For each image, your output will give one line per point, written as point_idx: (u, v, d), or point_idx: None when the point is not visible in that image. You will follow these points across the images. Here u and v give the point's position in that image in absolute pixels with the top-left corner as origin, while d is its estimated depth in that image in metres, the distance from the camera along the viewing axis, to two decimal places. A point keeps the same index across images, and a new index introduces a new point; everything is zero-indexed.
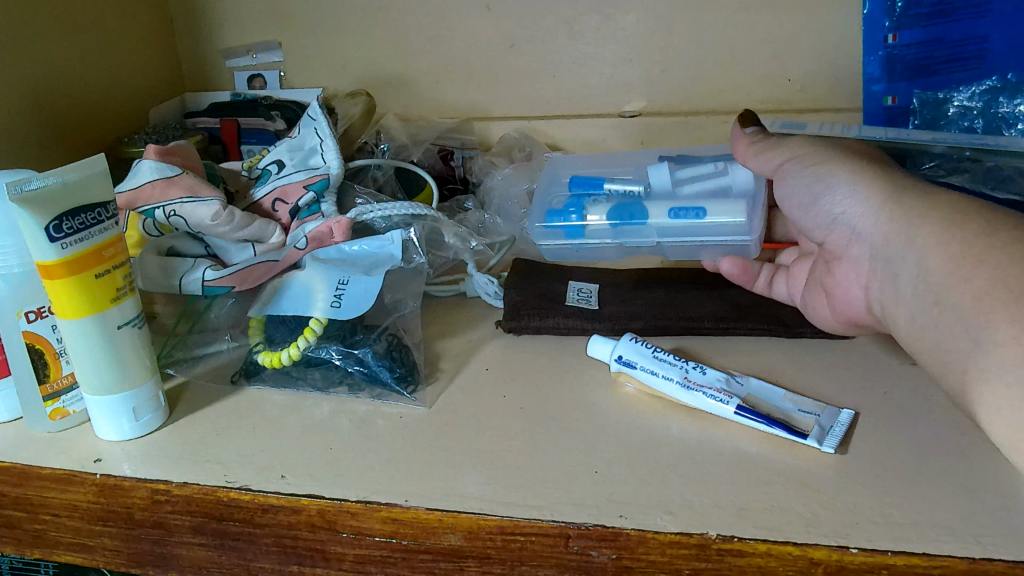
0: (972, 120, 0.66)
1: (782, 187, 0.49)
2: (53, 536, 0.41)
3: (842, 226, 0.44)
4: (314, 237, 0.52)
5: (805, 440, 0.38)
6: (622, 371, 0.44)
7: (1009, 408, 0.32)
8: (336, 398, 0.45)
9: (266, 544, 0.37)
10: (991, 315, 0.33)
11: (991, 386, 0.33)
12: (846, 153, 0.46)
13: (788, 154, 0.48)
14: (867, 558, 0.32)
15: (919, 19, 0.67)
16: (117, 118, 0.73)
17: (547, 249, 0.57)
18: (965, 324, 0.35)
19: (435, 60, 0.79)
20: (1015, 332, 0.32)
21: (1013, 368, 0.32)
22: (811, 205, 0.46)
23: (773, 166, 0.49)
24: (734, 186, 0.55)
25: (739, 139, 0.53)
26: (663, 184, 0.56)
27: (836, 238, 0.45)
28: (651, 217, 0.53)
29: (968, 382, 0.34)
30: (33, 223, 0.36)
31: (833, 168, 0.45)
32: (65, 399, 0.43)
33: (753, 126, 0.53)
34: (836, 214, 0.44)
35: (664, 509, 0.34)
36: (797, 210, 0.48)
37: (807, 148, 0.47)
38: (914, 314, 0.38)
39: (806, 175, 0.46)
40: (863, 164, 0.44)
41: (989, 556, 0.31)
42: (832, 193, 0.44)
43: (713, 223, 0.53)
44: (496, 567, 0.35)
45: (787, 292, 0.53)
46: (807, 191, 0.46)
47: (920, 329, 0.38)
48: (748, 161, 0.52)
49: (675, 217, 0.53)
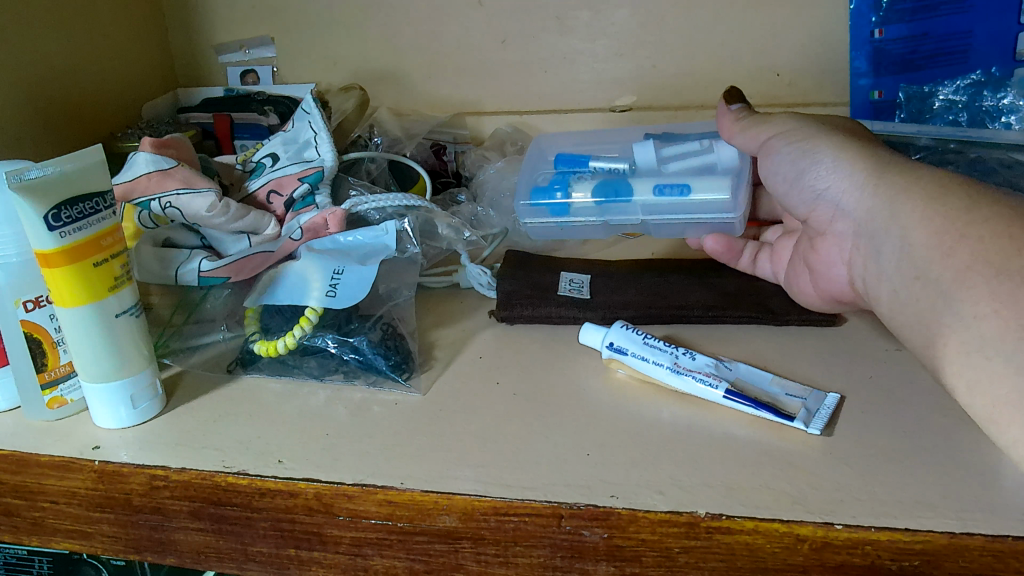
0: (956, 114, 0.67)
1: (767, 163, 0.50)
2: (51, 523, 0.42)
3: (826, 202, 0.45)
4: (309, 228, 0.54)
5: (792, 422, 0.39)
6: (613, 357, 0.45)
7: (987, 382, 0.33)
8: (331, 385, 0.46)
9: (265, 528, 0.38)
10: (971, 288, 0.34)
11: (972, 358, 0.34)
12: (831, 129, 0.47)
13: (774, 130, 0.49)
14: (851, 534, 0.33)
15: (905, 14, 0.69)
16: (110, 112, 0.73)
17: (532, 228, 0.59)
18: (945, 298, 0.36)
19: (428, 55, 0.79)
20: (995, 306, 0.33)
21: (992, 342, 0.33)
22: (796, 180, 0.47)
23: (759, 143, 0.51)
24: (720, 163, 0.56)
25: (725, 114, 0.54)
26: (648, 161, 0.57)
27: (820, 215, 0.46)
28: (636, 194, 0.54)
29: (949, 357, 0.35)
30: (32, 212, 0.37)
31: (818, 143, 0.46)
32: (62, 388, 0.43)
33: (738, 103, 0.54)
34: (820, 190, 0.45)
35: (654, 489, 0.35)
36: (782, 185, 0.49)
37: (794, 124, 0.48)
38: (898, 293, 0.39)
39: (791, 151, 0.47)
40: (848, 141, 0.45)
41: (970, 530, 0.32)
42: (816, 169, 0.45)
43: (699, 200, 0.53)
44: (491, 547, 0.36)
45: (771, 269, 0.56)
46: (794, 166, 0.47)
47: (903, 307, 0.39)
48: (733, 137, 0.53)
49: (660, 194, 0.54)
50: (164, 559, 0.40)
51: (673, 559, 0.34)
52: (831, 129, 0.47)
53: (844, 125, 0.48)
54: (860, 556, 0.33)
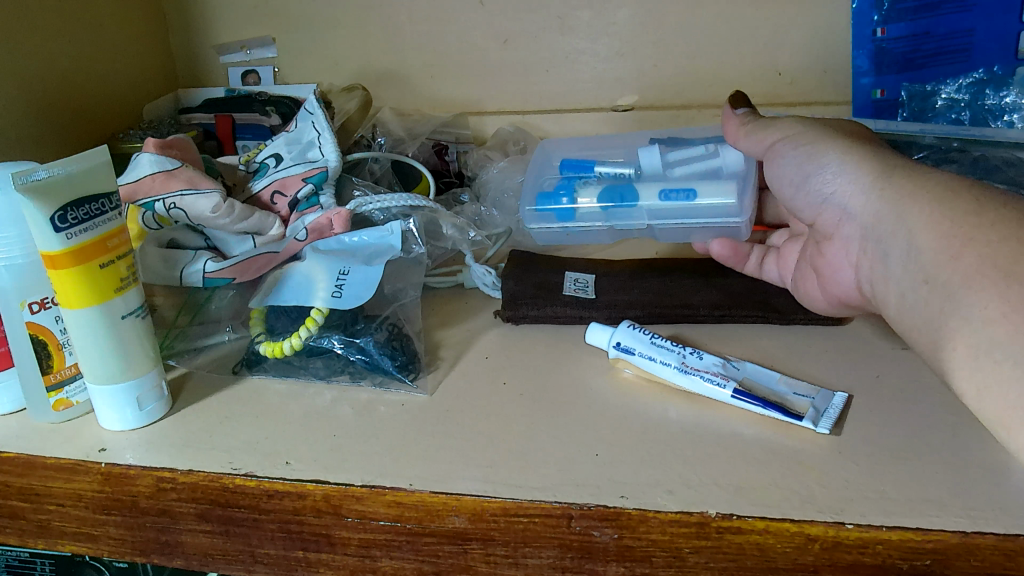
0: (958, 112, 0.68)
1: (772, 167, 0.50)
2: (57, 526, 0.41)
3: (833, 206, 0.45)
4: (314, 228, 0.53)
5: (801, 422, 0.39)
6: (620, 357, 0.45)
7: (996, 385, 0.33)
8: (337, 386, 0.46)
9: (273, 530, 0.38)
10: (980, 291, 0.34)
11: (980, 361, 0.34)
12: (838, 132, 0.47)
13: (780, 134, 0.49)
14: (862, 533, 0.33)
15: (906, 12, 0.69)
16: (112, 113, 0.73)
17: (538, 233, 0.59)
18: (953, 300, 0.36)
19: (430, 55, 0.79)
20: (1003, 309, 0.33)
21: (1001, 344, 0.33)
22: (802, 184, 0.47)
23: (764, 146, 0.51)
24: (725, 167, 0.56)
25: (731, 118, 0.54)
26: (653, 165, 0.57)
27: (827, 218, 0.46)
28: (642, 199, 0.54)
29: (957, 359, 0.35)
30: (38, 213, 0.36)
31: (824, 147, 0.46)
32: (68, 390, 0.43)
33: (743, 107, 0.54)
34: (827, 193, 0.45)
35: (663, 489, 0.35)
36: (788, 189, 0.49)
37: (800, 127, 0.48)
38: (907, 294, 0.39)
39: (797, 154, 0.47)
40: (853, 143, 0.45)
41: (981, 530, 0.32)
42: (822, 173, 0.45)
43: (704, 204, 0.54)
44: (500, 549, 0.36)
45: (777, 274, 0.55)
46: (800, 170, 0.47)
47: (911, 309, 0.39)
48: (739, 141, 0.53)
49: (666, 198, 0.54)
50: (171, 561, 0.40)
51: (683, 559, 0.34)
52: (836, 132, 0.47)
53: (849, 127, 0.48)
54: (870, 555, 0.33)
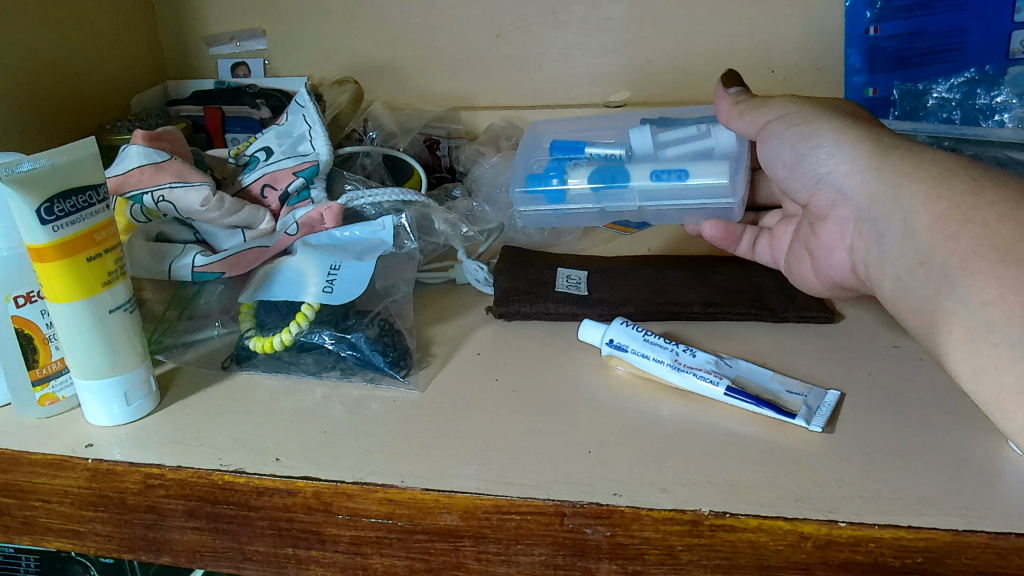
0: (950, 111, 0.69)
1: (766, 148, 0.50)
2: (42, 523, 0.41)
3: (827, 186, 0.45)
4: (305, 223, 0.53)
5: (793, 419, 0.39)
6: (612, 354, 0.45)
7: (993, 367, 0.33)
8: (328, 382, 0.46)
9: (262, 527, 0.38)
10: (977, 273, 0.34)
11: (977, 344, 0.34)
12: (832, 111, 0.46)
13: (773, 113, 0.49)
14: (855, 531, 0.33)
15: (899, 10, 0.69)
16: (99, 105, 0.72)
17: (527, 217, 0.58)
18: (949, 283, 0.36)
19: (423, 47, 0.78)
20: (1002, 292, 0.33)
21: (998, 328, 0.33)
22: (797, 164, 0.47)
23: (758, 126, 0.50)
24: (717, 148, 0.56)
25: (723, 97, 0.54)
26: (645, 146, 0.57)
27: (821, 200, 0.46)
28: (633, 179, 0.54)
29: (952, 343, 0.35)
30: (24, 206, 0.36)
31: (818, 126, 0.45)
32: (54, 385, 0.43)
33: (736, 86, 0.54)
34: (822, 173, 0.45)
35: (657, 487, 0.35)
36: (783, 169, 0.49)
37: (796, 107, 0.48)
38: (902, 279, 0.39)
39: (791, 134, 0.47)
40: (850, 123, 0.45)
41: (974, 528, 0.32)
42: (817, 152, 0.45)
43: (697, 183, 0.54)
44: (492, 546, 0.35)
45: (771, 256, 0.56)
46: (795, 150, 0.47)
47: (907, 291, 0.39)
48: (731, 122, 0.53)
49: (658, 179, 0.54)
50: (158, 558, 0.40)
51: (676, 557, 0.34)
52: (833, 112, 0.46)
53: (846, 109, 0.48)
54: (863, 554, 0.33)
